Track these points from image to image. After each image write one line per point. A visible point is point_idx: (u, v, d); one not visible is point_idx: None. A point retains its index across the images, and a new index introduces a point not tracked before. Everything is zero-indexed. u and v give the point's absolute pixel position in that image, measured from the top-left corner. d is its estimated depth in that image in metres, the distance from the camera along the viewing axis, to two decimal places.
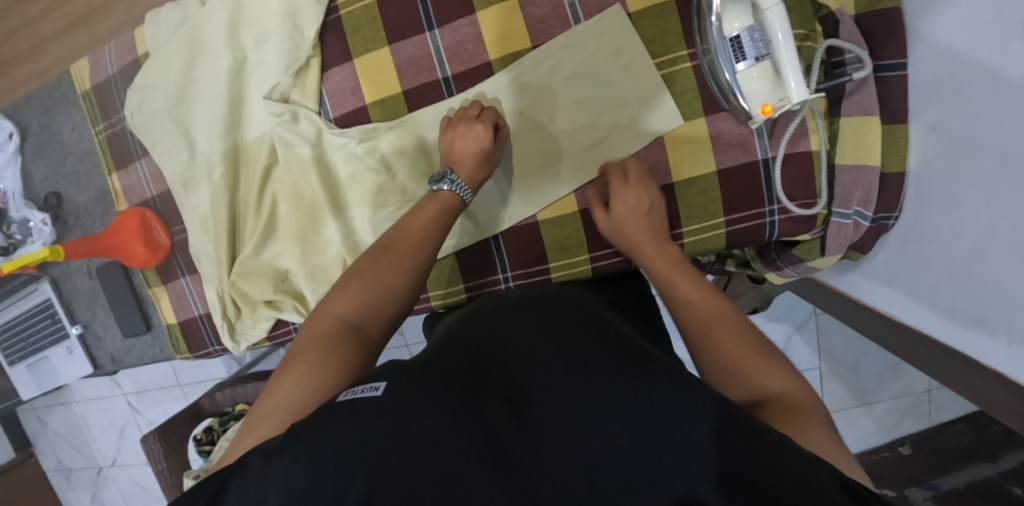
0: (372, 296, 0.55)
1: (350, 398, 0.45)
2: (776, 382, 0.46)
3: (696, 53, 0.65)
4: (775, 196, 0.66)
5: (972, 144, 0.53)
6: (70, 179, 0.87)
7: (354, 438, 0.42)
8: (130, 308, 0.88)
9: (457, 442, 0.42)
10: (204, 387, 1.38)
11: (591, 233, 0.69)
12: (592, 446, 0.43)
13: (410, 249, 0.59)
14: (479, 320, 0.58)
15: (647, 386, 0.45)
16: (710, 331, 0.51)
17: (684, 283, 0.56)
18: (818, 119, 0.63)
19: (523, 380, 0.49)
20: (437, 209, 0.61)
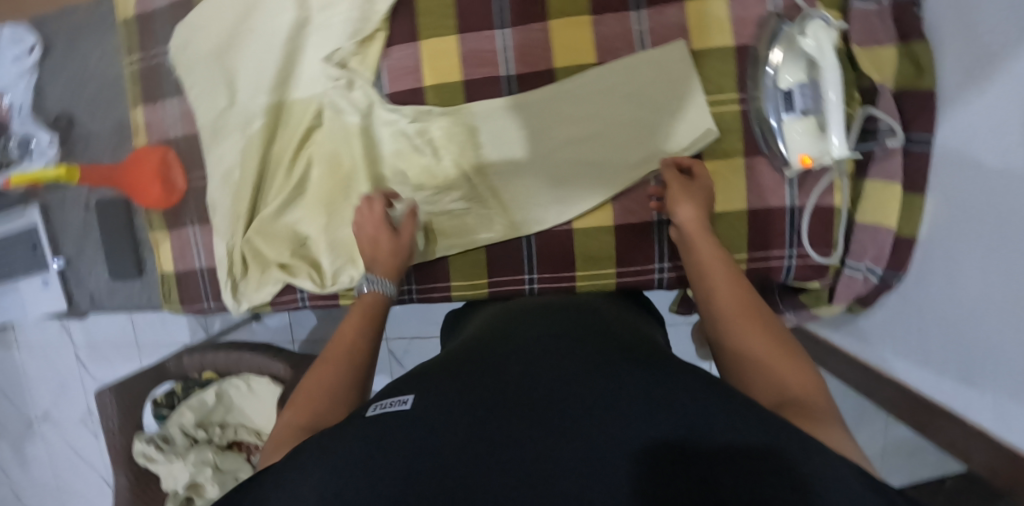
0: (316, 406, 0.51)
1: (380, 412, 0.44)
2: (798, 379, 0.47)
3: (746, 99, 0.69)
4: (797, 242, 0.70)
5: (983, 218, 0.58)
6: (86, 104, 0.83)
7: (378, 447, 0.40)
8: (125, 249, 0.84)
9: (480, 443, 0.40)
10: (163, 349, 1.31)
11: (622, 249, 0.72)
12: (616, 434, 0.39)
13: (346, 347, 0.57)
14: (505, 330, 0.57)
15: (670, 383, 0.43)
16: (737, 327, 0.53)
17: (719, 277, 0.57)
18: (842, 175, 0.68)
19: (539, 373, 0.46)
20: (358, 308, 0.62)
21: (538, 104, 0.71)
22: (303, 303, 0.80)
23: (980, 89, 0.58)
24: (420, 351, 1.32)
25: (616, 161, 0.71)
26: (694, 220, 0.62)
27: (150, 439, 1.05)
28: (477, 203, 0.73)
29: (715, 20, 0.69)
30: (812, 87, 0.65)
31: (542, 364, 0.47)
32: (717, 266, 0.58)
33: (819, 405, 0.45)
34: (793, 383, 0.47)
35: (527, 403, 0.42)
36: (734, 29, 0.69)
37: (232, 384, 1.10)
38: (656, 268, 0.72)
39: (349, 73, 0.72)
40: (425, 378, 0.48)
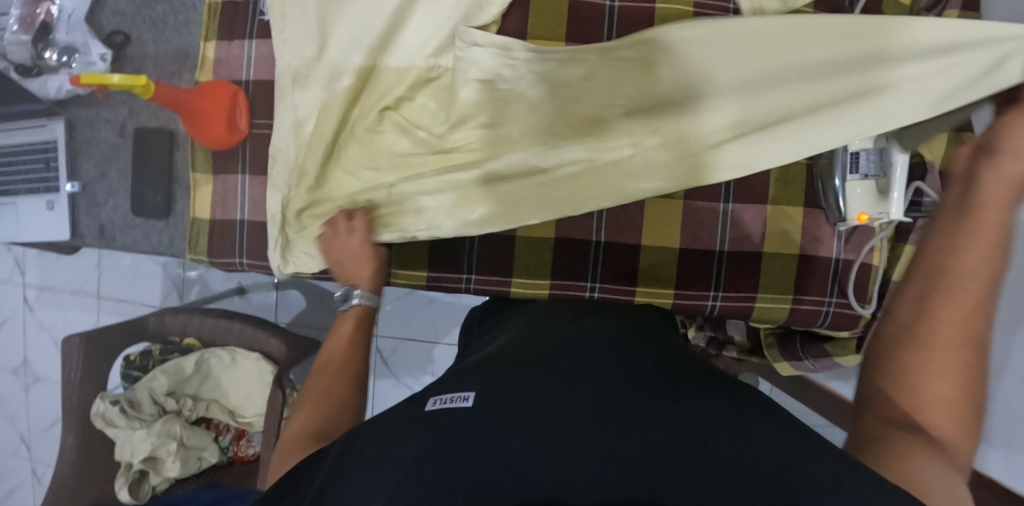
0: (325, 409, 0.56)
1: (440, 408, 0.44)
2: (945, 432, 0.44)
3: (812, 154, 0.75)
4: (837, 290, 0.76)
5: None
6: (148, 25, 0.78)
7: (443, 445, 0.40)
8: (156, 185, 0.78)
9: (549, 443, 0.39)
10: (126, 308, 1.24)
11: (682, 273, 0.75)
12: (680, 450, 0.39)
13: (339, 357, 0.62)
14: (556, 324, 0.57)
15: (736, 406, 0.43)
16: (924, 350, 0.47)
17: (950, 300, 0.48)
18: (885, 240, 0.75)
19: (599, 375, 0.46)
20: (355, 321, 0.67)
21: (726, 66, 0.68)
22: None
23: None
24: (408, 353, 1.28)
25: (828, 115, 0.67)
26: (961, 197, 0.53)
27: (115, 400, 0.95)
28: (603, 161, 0.71)
29: None
30: (878, 154, 0.70)
31: (600, 367, 0.47)
32: (969, 265, 0.49)
33: (947, 456, 0.43)
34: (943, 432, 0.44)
35: (593, 405, 0.42)
36: None
37: (215, 354, 1.02)
38: (710, 295, 0.75)
39: (451, 52, 0.72)
40: (483, 372, 0.48)
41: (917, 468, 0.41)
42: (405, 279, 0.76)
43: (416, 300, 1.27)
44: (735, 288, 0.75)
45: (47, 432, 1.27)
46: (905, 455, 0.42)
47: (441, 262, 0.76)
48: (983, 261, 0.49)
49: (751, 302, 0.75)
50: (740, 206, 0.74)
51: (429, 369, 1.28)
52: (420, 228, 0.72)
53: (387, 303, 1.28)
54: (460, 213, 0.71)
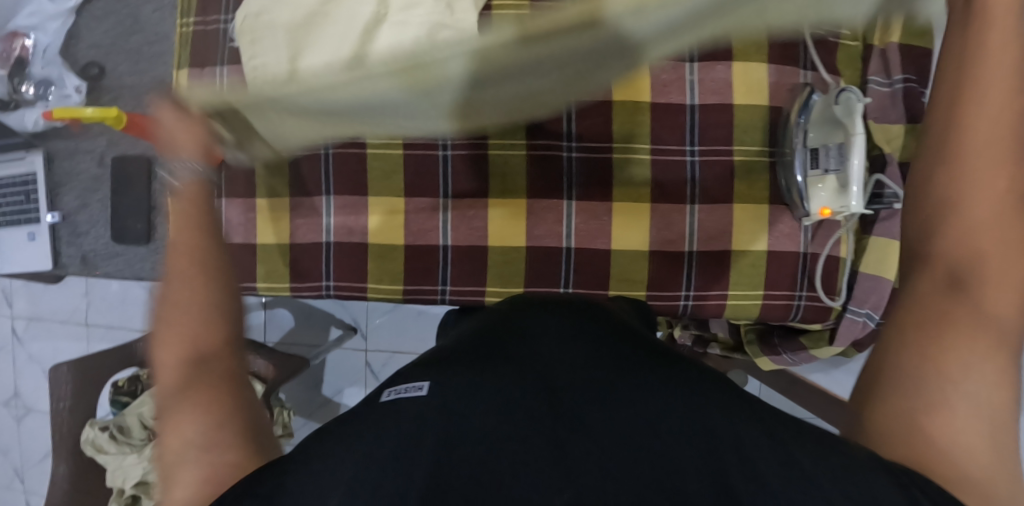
0: (187, 331, 0.52)
1: (394, 398, 0.47)
2: (1001, 300, 0.45)
3: (774, 152, 0.77)
4: (806, 285, 0.77)
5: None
6: (124, 56, 0.80)
7: (404, 435, 0.42)
8: (136, 213, 0.79)
9: (509, 431, 0.41)
10: (114, 334, 1.24)
11: (654, 275, 0.77)
12: (627, 431, 0.41)
13: (189, 263, 0.55)
14: (523, 310, 0.58)
15: (684, 387, 0.46)
16: (956, 166, 0.48)
17: (979, 117, 0.48)
18: (850, 231, 0.76)
19: (558, 362, 0.48)
20: (189, 202, 0.57)
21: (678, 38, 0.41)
22: (327, 293, 0.77)
23: None
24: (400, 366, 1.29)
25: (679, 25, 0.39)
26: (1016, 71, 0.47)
27: (104, 427, 0.95)
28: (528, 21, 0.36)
29: (757, 81, 0.76)
30: (837, 149, 0.73)
31: (558, 353, 0.49)
32: (993, 92, 0.47)
33: (989, 325, 0.45)
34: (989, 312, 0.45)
35: (553, 394, 0.44)
36: (771, 92, 0.76)
37: None
38: (682, 294, 0.77)
39: None
40: (442, 364, 0.50)
41: (958, 354, 0.45)
42: (380, 295, 0.77)
43: (405, 312, 1.28)
44: (707, 287, 0.77)
45: (42, 462, 1.28)
46: (961, 334, 0.46)
47: (415, 275, 0.76)
48: (996, 142, 0.47)
49: (723, 299, 0.77)
50: (707, 207, 0.76)
51: None
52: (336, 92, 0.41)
53: (375, 318, 1.28)
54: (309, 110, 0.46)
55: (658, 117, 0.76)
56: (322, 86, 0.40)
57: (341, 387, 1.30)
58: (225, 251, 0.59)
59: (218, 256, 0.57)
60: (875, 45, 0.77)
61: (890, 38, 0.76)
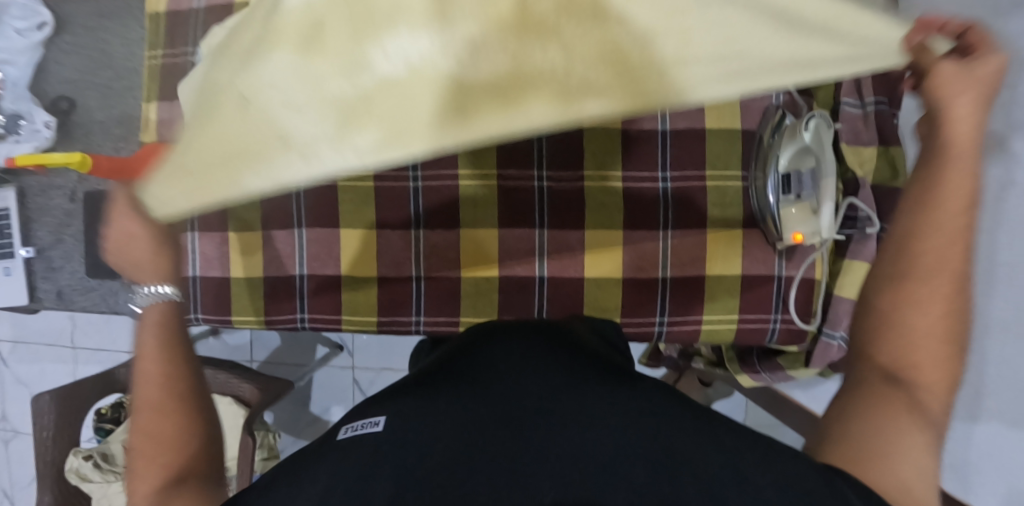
0: (166, 457, 0.57)
1: (352, 435, 0.46)
2: (930, 380, 0.54)
3: (747, 176, 0.76)
4: (781, 308, 0.77)
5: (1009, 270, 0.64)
6: (94, 89, 0.80)
7: (359, 469, 0.41)
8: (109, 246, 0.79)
9: (462, 448, 0.41)
10: (101, 356, 1.25)
11: (628, 301, 0.77)
12: (573, 443, 0.41)
13: (156, 395, 0.59)
14: (478, 338, 0.57)
15: (629, 398, 0.45)
16: (930, 212, 0.55)
17: (957, 171, 0.53)
18: (825, 254, 0.76)
19: (515, 386, 0.46)
20: (155, 329, 0.59)
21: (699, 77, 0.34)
22: (301, 325, 0.77)
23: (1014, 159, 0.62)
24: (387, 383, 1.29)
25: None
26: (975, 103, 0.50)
27: (88, 456, 0.96)
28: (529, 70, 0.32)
29: (729, 106, 0.76)
30: (810, 174, 0.72)
31: (516, 376, 0.47)
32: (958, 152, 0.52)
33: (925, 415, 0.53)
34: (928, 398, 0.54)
35: (510, 416, 0.43)
36: (742, 116, 0.76)
37: None
38: (657, 320, 0.77)
39: None
40: (400, 394, 0.49)
41: (892, 424, 0.53)
42: (354, 326, 0.77)
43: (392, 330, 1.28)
44: (681, 312, 0.77)
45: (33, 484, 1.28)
46: (889, 414, 0.54)
47: (390, 306, 0.76)
48: (958, 226, 0.55)
49: (698, 324, 0.77)
50: (680, 233, 0.76)
51: None
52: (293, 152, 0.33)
53: (362, 336, 1.29)
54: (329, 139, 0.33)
55: (630, 143, 0.76)
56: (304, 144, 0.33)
57: (329, 404, 1.31)
58: (200, 378, 0.62)
59: (192, 383, 0.61)
60: None
61: None
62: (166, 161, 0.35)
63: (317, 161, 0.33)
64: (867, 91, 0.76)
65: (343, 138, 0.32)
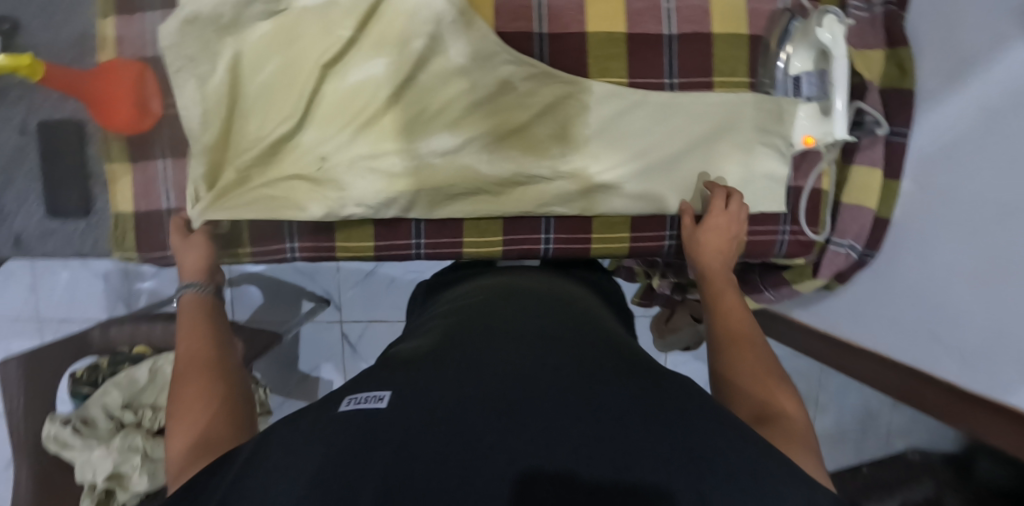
0: (196, 419, 0.50)
1: (353, 409, 0.40)
2: (784, 410, 0.50)
3: (756, 83, 0.74)
4: (791, 219, 0.77)
5: (1002, 170, 0.62)
6: (38, 8, 0.71)
7: (358, 449, 0.36)
8: (73, 182, 0.73)
9: (466, 438, 0.37)
10: (69, 326, 1.17)
11: (637, 218, 0.75)
12: (596, 438, 0.37)
13: (190, 361, 0.55)
14: (482, 317, 0.54)
15: (653, 392, 0.42)
16: (713, 285, 0.63)
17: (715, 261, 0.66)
18: (833, 162, 0.76)
19: (524, 376, 0.43)
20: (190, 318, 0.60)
21: (609, 164, 0.73)
22: (292, 255, 0.74)
23: (996, 47, 0.62)
24: (377, 335, 1.26)
25: (528, 68, 0.69)
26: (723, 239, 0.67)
27: (66, 421, 0.90)
28: (526, 177, 0.72)
29: (734, 8, 0.72)
30: (818, 76, 0.72)
31: (523, 367, 0.44)
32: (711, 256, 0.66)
33: (800, 441, 0.47)
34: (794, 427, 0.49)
35: (521, 403, 0.40)
36: (750, 19, 0.73)
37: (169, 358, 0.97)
38: (666, 235, 0.76)
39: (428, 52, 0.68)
40: (402, 370, 0.45)
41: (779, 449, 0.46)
42: (350, 254, 0.74)
43: (379, 282, 1.23)
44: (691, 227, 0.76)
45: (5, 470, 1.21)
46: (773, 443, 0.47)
47: (388, 232, 0.73)
48: (726, 283, 0.64)
49: None
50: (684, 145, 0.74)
51: None
52: (352, 209, 0.71)
53: (348, 290, 1.23)
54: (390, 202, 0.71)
55: (634, 50, 0.72)
56: (361, 210, 0.71)
57: (318, 362, 1.27)
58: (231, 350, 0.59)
59: (229, 361, 0.57)
60: None
61: None
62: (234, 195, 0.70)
63: (366, 207, 0.71)
64: None
65: (390, 197, 0.71)
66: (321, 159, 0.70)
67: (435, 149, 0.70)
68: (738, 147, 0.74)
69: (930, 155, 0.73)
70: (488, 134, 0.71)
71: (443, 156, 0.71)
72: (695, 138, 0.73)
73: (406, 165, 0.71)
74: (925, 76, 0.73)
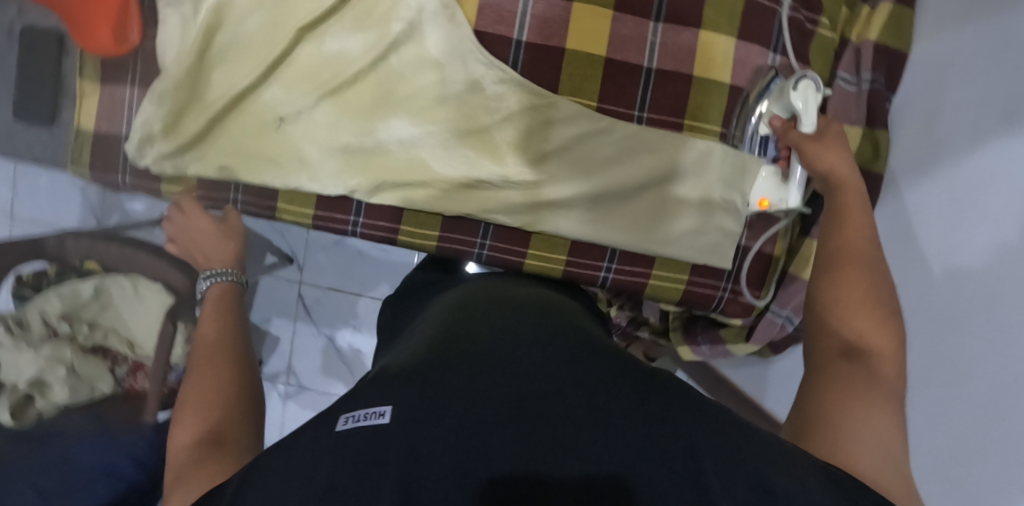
0: (214, 408, 0.51)
1: (353, 427, 0.36)
2: (876, 347, 0.49)
3: (726, 134, 0.73)
4: (734, 278, 0.76)
5: (983, 261, 0.63)
6: None
7: (365, 462, 0.33)
8: (42, 90, 0.74)
9: (484, 447, 0.34)
10: (39, 228, 1.20)
11: (577, 243, 0.74)
12: (615, 444, 0.35)
13: (212, 350, 0.59)
14: (477, 324, 0.50)
15: (655, 394, 0.40)
16: (845, 201, 0.59)
17: (846, 180, 0.60)
18: (786, 228, 0.75)
19: (533, 383, 0.40)
20: (216, 322, 0.64)
21: (559, 185, 0.72)
22: (235, 206, 0.76)
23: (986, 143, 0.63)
24: (332, 303, 1.26)
25: (500, 72, 0.69)
26: (842, 165, 0.62)
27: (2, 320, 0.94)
28: (475, 179, 0.71)
29: (720, 56, 0.71)
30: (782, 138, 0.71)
31: (529, 373, 0.41)
32: (848, 181, 0.60)
33: (881, 387, 0.46)
34: (885, 371, 0.48)
35: (536, 409, 0.37)
36: (734, 70, 0.72)
37: (116, 283, 0.99)
38: (604, 265, 0.75)
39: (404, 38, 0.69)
40: (396, 380, 0.41)
41: (848, 401, 0.45)
42: (289, 218, 0.74)
43: (346, 251, 1.23)
44: (629, 263, 0.75)
45: None
46: (845, 390, 0.46)
47: (329, 203, 0.73)
48: (858, 205, 0.58)
49: (643, 279, 0.76)
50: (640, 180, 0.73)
51: (352, 321, 1.27)
52: (302, 179, 0.71)
53: (315, 252, 1.24)
54: (339, 175, 0.71)
55: (610, 76, 0.71)
56: (306, 180, 0.71)
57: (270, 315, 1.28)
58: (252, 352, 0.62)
59: (245, 363, 0.59)
60: (852, 41, 0.75)
61: (868, 35, 0.74)
62: (198, 151, 0.73)
63: (315, 178, 0.71)
64: (864, 67, 0.74)
65: (339, 173, 0.71)
66: (280, 120, 0.71)
67: (392, 133, 0.70)
68: (698, 194, 0.73)
69: (897, 232, 0.74)
70: (448, 129, 0.70)
71: (400, 140, 0.71)
72: (655, 175, 0.72)
73: (360, 143, 0.71)
74: (898, 157, 0.76)
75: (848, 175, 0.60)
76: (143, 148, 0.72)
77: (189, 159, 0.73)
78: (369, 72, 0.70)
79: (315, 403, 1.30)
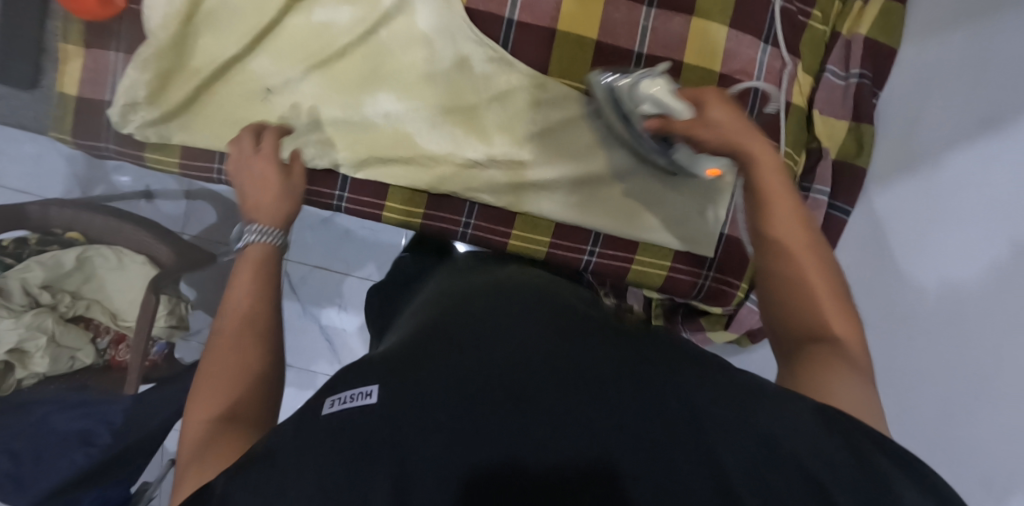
0: (227, 384, 0.44)
1: (341, 411, 0.37)
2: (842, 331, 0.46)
3: None
4: (714, 266, 0.77)
5: (980, 255, 0.64)
6: None
7: (354, 452, 0.33)
8: (24, 52, 0.73)
9: (470, 431, 0.34)
10: (21, 197, 1.18)
11: (561, 226, 0.74)
12: (601, 419, 0.35)
13: (245, 323, 0.48)
14: (466, 305, 0.50)
15: (642, 363, 0.40)
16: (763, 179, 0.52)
17: (756, 153, 0.53)
18: None
19: (519, 360, 0.40)
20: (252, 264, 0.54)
21: (544, 165, 0.72)
22: (219, 178, 0.74)
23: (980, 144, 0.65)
24: (317, 281, 1.26)
25: (489, 50, 0.69)
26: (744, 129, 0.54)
27: None
28: (461, 157, 0.71)
29: (711, 44, 0.71)
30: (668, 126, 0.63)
31: (514, 350, 0.41)
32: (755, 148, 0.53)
33: (853, 364, 0.44)
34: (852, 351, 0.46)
35: (521, 389, 0.37)
36: (724, 59, 0.72)
37: (99, 253, 0.99)
38: (587, 249, 0.75)
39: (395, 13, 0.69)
40: (385, 363, 0.41)
41: (831, 375, 0.44)
42: None
43: (333, 229, 1.22)
44: (613, 248, 0.76)
45: None
46: (824, 370, 0.44)
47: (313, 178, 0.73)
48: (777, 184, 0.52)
49: (626, 263, 0.76)
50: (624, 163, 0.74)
51: (337, 300, 1.27)
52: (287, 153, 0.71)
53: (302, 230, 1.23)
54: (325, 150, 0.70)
55: (600, 59, 0.71)
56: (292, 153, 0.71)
57: None
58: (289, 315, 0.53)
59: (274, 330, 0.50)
60: (841, 33, 0.75)
61: (857, 29, 0.74)
62: (183, 121, 0.72)
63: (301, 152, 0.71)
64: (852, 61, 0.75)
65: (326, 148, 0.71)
66: (267, 91, 0.70)
67: (380, 108, 0.70)
68: (674, 185, 0.74)
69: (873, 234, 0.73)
70: (436, 106, 0.70)
71: (387, 114, 0.71)
72: (632, 164, 0.73)
73: (348, 117, 0.71)
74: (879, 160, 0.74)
75: (758, 145, 0.53)
76: (132, 114, 0.72)
77: (175, 127, 0.72)
78: (357, 45, 0.70)
79: (298, 381, 1.30)
